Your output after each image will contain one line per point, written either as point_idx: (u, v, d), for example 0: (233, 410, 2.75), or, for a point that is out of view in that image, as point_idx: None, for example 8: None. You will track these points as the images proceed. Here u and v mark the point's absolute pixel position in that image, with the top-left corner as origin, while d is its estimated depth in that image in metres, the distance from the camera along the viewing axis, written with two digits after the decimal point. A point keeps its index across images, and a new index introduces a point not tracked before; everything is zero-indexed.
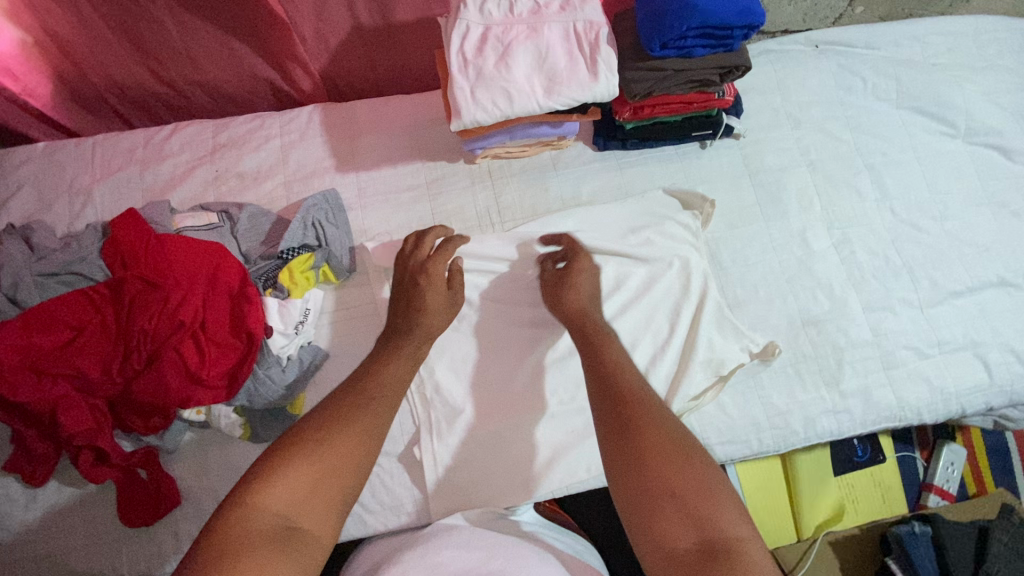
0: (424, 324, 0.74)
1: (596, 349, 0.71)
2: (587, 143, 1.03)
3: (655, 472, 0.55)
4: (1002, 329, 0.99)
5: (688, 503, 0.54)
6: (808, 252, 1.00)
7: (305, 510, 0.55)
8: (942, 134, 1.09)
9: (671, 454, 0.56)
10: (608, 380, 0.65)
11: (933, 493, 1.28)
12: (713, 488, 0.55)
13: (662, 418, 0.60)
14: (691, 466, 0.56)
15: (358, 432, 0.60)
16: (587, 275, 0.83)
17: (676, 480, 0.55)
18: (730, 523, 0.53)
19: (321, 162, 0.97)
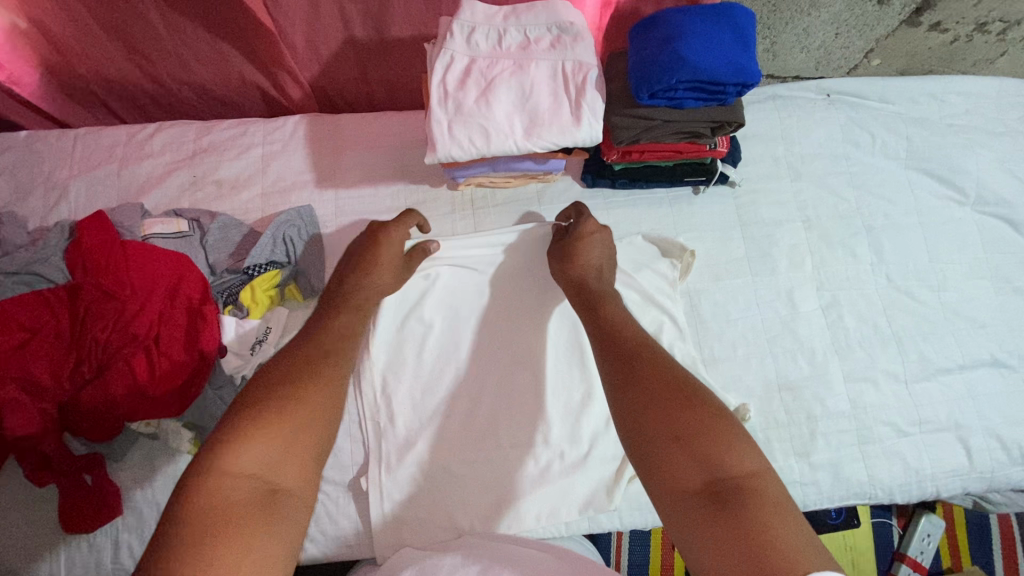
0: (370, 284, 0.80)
1: (596, 312, 0.77)
2: (576, 179, 0.99)
3: (665, 416, 0.59)
4: (989, 413, 0.95)
5: (694, 442, 0.57)
6: (794, 312, 0.96)
7: (283, 471, 0.58)
8: (949, 200, 1.05)
9: (671, 399, 0.61)
10: (611, 345, 0.71)
11: (905, 564, 1.24)
12: (714, 422, 0.58)
13: (666, 372, 0.64)
14: (697, 410, 0.59)
15: (319, 390, 0.64)
16: (598, 239, 0.85)
17: (679, 424, 0.59)
18: (739, 460, 0.56)
19: (301, 176, 0.95)
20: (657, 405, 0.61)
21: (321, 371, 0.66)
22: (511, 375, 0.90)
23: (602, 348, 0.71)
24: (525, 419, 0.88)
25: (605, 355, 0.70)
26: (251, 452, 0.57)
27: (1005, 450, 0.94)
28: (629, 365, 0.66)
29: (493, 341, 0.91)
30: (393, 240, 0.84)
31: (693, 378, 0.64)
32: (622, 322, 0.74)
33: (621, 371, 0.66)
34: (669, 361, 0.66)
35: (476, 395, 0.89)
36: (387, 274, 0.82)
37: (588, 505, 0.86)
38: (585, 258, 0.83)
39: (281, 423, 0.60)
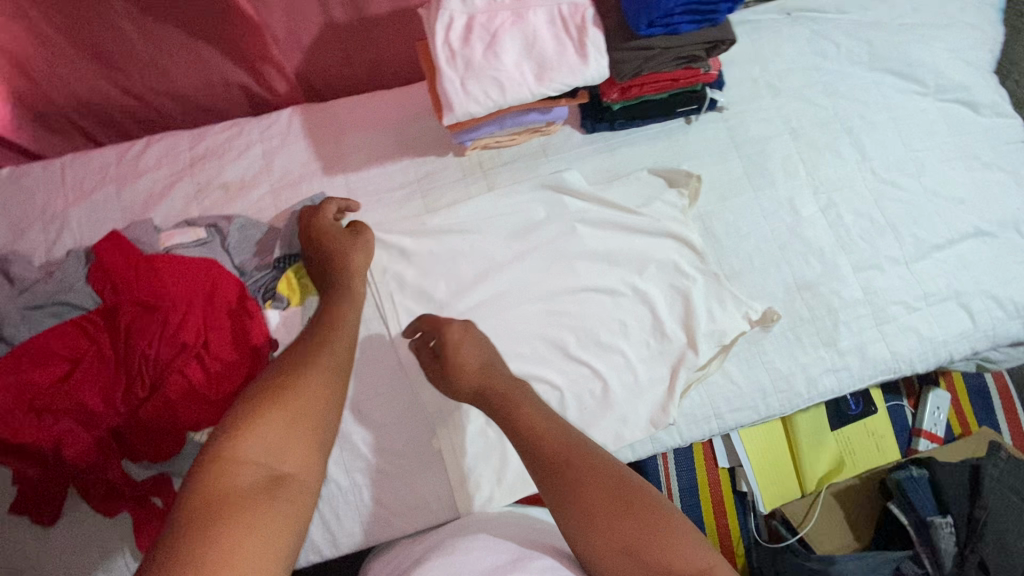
0: (340, 270, 0.79)
1: (507, 413, 0.66)
2: (575, 127, 1.02)
3: (609, 525, 0.57)
4: (982, 277, 1.04)
5: (642, 554, 0.56)
6: (798, 218, 1.03)
7: (286, 456, 0.56)
8: (913, 93, 1.13)
9: (614, 510, 0.58)
10: (530, 441, 0.63)
11: (923, 437, 1.35)
12: (659, 524, 0.57)
13: (598, 473, 0.60)
14: (638, 509, 0.58)
15: (319, 384, 0.62)
16: (464, 341, 0.70)
17: (627, 536, 0.57)
18: (683, 548, 0.56)
19: (307, 166, 0.94)
20: (597, 516, 0.58)
21: (322, 364, 0.64)
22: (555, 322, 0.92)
23: (522, 447, 0.63)
24: (574, 359, 0.91)
25: (529, 464, 0.63)
26: (252, 441, 0.56)
27: (1001, 307, 1.04)
28: (559, 476, 0.60)
29: (529, 293, 0.93)
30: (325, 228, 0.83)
31: (625, 468, 0.62)
32: (537, 417, 0.65)
33: (548, 477, 0.61)
34: (605, 459, 0.62)
35: (524, 344, 0.91)
36: (354, 256, 0.81)
37: (651, 425, 0.90)
38: (464, 373, 0.69)
39: (281, 414, 0.58)
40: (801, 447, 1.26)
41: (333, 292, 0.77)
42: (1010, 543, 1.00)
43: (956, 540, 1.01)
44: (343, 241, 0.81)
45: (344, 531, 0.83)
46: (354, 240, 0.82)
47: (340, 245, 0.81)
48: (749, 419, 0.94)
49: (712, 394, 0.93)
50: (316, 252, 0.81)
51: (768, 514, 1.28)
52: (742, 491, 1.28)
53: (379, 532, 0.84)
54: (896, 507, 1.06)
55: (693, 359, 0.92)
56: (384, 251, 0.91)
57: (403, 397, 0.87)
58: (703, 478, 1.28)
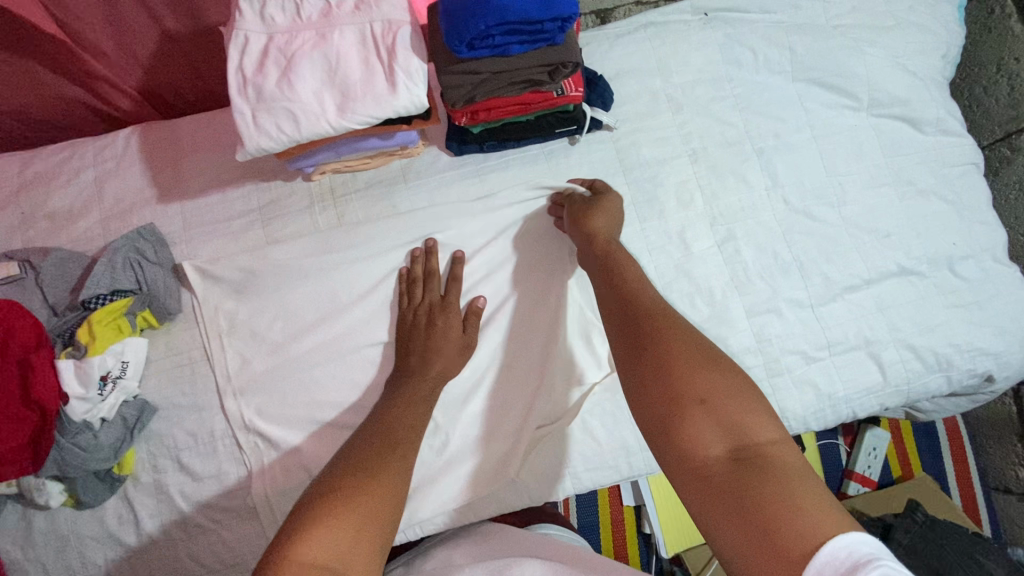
0: (433, 343, 0.79)
1: (615, 266, 0.73)
2: (442, 149, 0.91)
3: (678, 383, 0.56)
4: (899, 324, 0.92)
5: (718, 407, 0.54)
6: (687, 254, 0.92)
7: (348, 561, 0.52)
8: (843, 107, 0.99)
9: (696, 360, 0.57)
10: (628, 298, 0.67)
11: (854, 481, 1.24)
12: (736, 386, 0.55)
13: (683, 334, 0.61)
14: (711, 378, 0.56)
15: (385, 483, 0.60)
16: (614, 207, 0.84)
17: (702, 388, 0.55)
18: (755, 428, 0.52)
19: (140, 193, 0.87)
20: (678, 366, 0.57)
21: (387, 462, 0.63)
22: None
23: (619, 306, 0.67)
24: None
25: (619, 317, 0.66)
26: (314, 540, 0.52)
27: (919, 359, 0.92)
28: (645, 344, 0.60)
29: (375, 336, 0.85)
30: (436, 297, 0.83)
31: (706, 344, 0.59)
32: (640, 281, 0.70)
33: (636, 330, 0.62)
34: (689, 328, 0.62)
35: (361, 394, 0.84)
36: (451, 343, 0.80)
37: (494, 481, 0.84)
38: (595, 223, 0.80)
39: (341, 509, 0.55)
40: None
41: (452, 331, 0.81)
42: None
43: None
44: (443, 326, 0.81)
45: None
46: (455, 349, 0.80)
47: (444, 344, 0.79)
48: (608, 479, 0.87)
49: (568, 450, 0.86)
50: (426, 325, 0.81)
51: (672, 559, 1.20)
52: (646, 532, 1.20)
53: None
54: None
55: (546, 411, 0.85)
56: (214, 288, 0.84)
57: (225, 449, 0.81)
58: (605, 514, 1.22)
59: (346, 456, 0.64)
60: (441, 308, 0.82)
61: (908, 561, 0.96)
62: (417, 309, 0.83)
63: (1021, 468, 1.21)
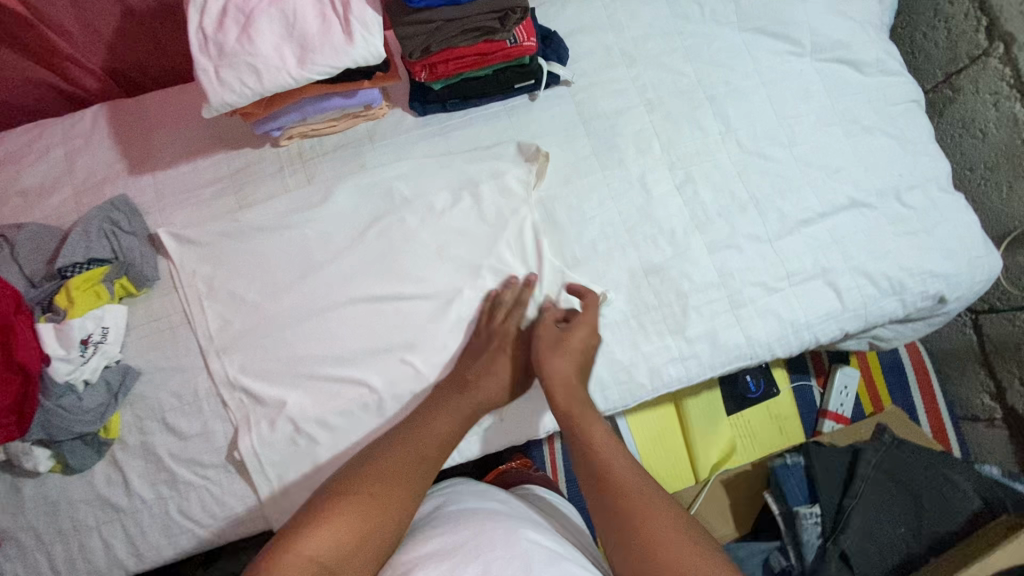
0: (494, 380, 0.82)
1: (576, 392, 0.79)
2: (406, 110, 0.95)
3: (634, 517, 0.67)
4: (853, 253, 0.97)
5: (657, 532, 0.65)
6: (649, 198, 0.96)
7: (346, 563, 0.64)
8: (789, 53, 1.04)
9: (648, 499, 0.69)
10: (592, 439, 0.75)
11: (829, 419, 1.28)
12: (677, 516, 0.67)
13: (638, 476, 0.71)
14: (670, 535, 0.65)
15: (400, 492, 0.71)
16: (585, 338, 0.82)
17: (650, 515, 0.67)
18: (688, 551, 0.63)
19: (111, 167, 0.89)
20: (629, 504, 0.68)
21: (405, 475, 0.73)
22: (378, 321, 0.87)
23: (580, 444, 0.76)
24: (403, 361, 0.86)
25: (581, 455, 0.75)
26: (318, 536, 0.64)
27: (874, 284, 0.96)
28: (608, 484, 0.71)
29: (350, 291, 0.87)
30: (509, 330, 0.84)
31: (666, 503, 0.69)
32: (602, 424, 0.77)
33: (598, 470, 0.72)
34: (643, 475, 0.72)
35: (339, 347, 0.86)
36: (507, 377, 0.83)
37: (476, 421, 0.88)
38: (558, 373, 0.79)
39: (353, 510, 0.67)
40: (693, 433, 1.22)
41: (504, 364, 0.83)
42: (880, 534, 0.95)
43: (822, 531, 0.95)
44: (502, 357, 0.83)
45: (150, 544, 0.81)
46: (510, 383, 0.84)
47: (500, 378, 0.83)
48: None
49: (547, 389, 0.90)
50: (490, 355, 0.84)
51: None
52: None
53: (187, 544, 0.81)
54: (769, 493, 1.03)
55: None
56: (190, 253, 0.86)
57: (210, 407, 0.83)
58: None
59: (374, 458, 0.74)
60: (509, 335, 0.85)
61: (878, 477, 0.99)
62: (485, 334, 0.86)
63: (986, 395, 1.26)
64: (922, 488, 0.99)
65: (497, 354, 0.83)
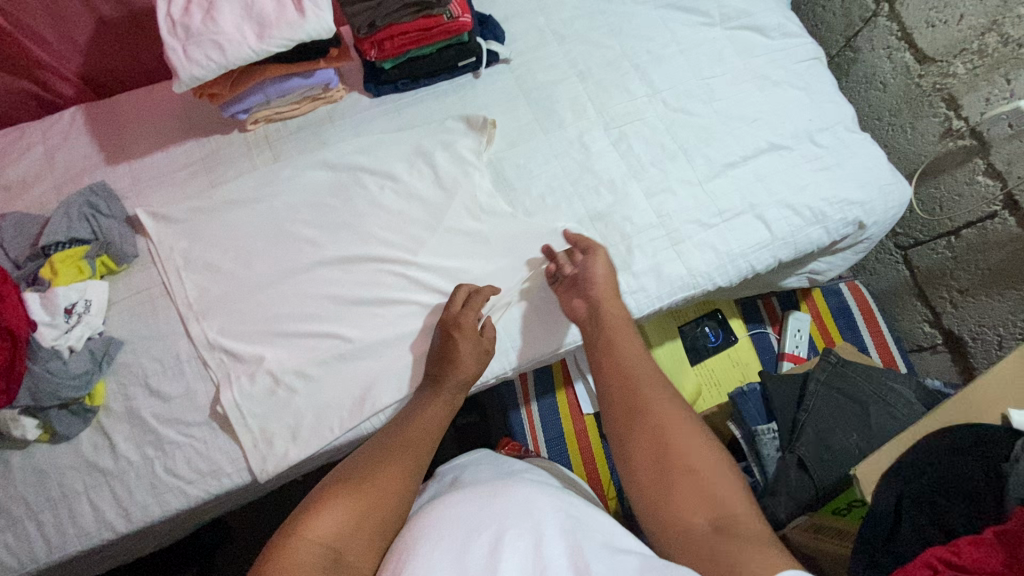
0: (455, 351, 0.85)
1: (610, 339, 0.81)
2: (362, 93, 1.06)
3: (675, 458, 0.66)
4: (777, 189, 1.07)
5: (702, 476, 0.64)
6: (587, 153, 1.05)
7: (349, 547, 0.61)
8: (700, 25, 1.18)
9: (689, 436, 0.67)
10: (626, 374, 0.76)
11: (786, 360, 1.36)
12: (718, 458, 0.66)
13: (676, 412, 0.70)
14: (716, 479, 0.64)
15: (401, 466, 0.69)
16: (605, 265, 0.91)
17: (692, 458, 0.66)
18: (729, 497, 0.62)
19: (89, 159, 0.97)
20: (672, 443, 0.67)
21: (401, 453, 0.71)
22: (346, 278, 0.94)
23: (613, 378, 0.76)
24: (373, 313, 0.93)
25: (615, 388, 0.75)
26: (319, 522, 0.62)
27: (798, 214, 1.06)
28: (647, 424, 0.69)
29: (318, 254, 0.94)
30: (469, 325, 0.87)
31: (686, 409, 0.71)
32: (634, 358, 0.78)
33: (633, 405, 0.72)
34: (684, 408, 0.71)
35: (312, 304, 0.92)
36: (467, 349, 0.86)
37: None
38: (601, 281, 0.88)
39: (350, 495, 0.65)
40: None
41: (462, 341, 0.86)
42: (832, 442, 1.01)
43: (778, 445, 1.04)
44: (462, 345, 0.85)
45: (137, 504, 0.83)
46: (476, 353, 0.86)
47: (460, 344, 0.85)
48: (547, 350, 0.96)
49: (508, 331, 0.96)
50: (446, 335, 0.86)
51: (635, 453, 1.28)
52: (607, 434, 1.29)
53: (174, 502, 0.83)
54: (732, 423, 1.12)
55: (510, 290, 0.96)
56: (168, 230, 0.93)
57: (191, 369, 0.88)
58: (568, 426, 1.30)
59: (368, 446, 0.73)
60: (460, 312, 0.89)
61: (827, 393, 1.06)
62: (441, 323, 0.89)
63: (925, 324, 1.35)
64: (867, 399, 1.06)
65: (453, 333, 0.86)
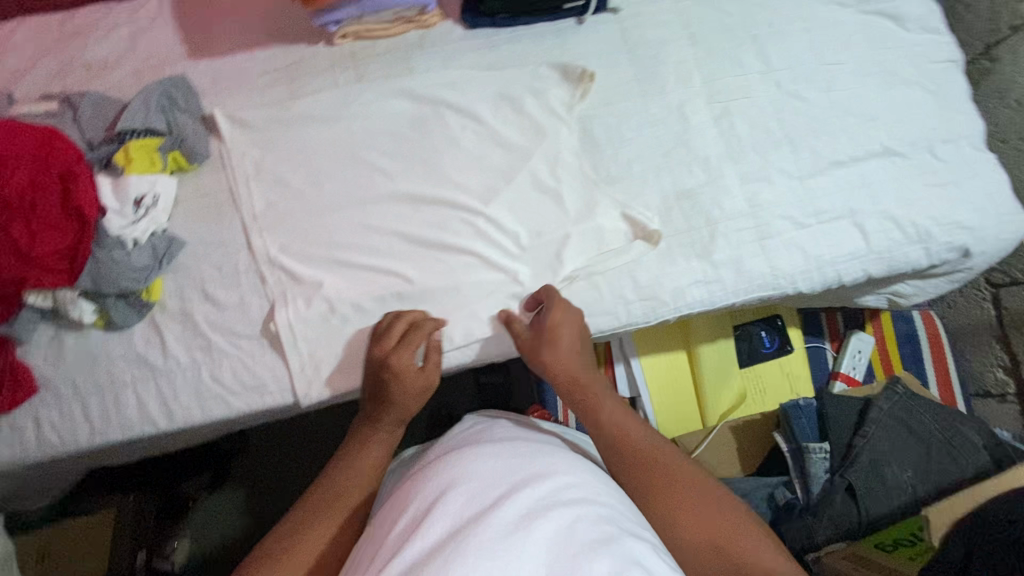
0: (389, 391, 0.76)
1: (592, 412, 0.76)
2: (457, 22, 0.99)
3: (699, 537, 0.64)
4: (883, 198, 0.98)
5: (729, 550, 0.63)
6: (686, 125, 0.98)
7: None
8: (831, 4, 1.07)
9: (708, 505, 0.66)
10: (628, 449, 0.71)
11: (840, 380, 1.29)
12: (738, 522, 0.65)
13: (691, 480, 0.68)
14: (745, 547, 0.63)
15: (316, 539, 0.64)
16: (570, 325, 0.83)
17: (718, 531, 0.64)
18: (761, 560, 0.62)
19: (172, 50, 0.93)
20: (693, 519, 0.65)
21: (326, 518, 0.66)
22: (413, 216, 0.90)
23: (616, 456, 0.71)
24: (436, 257, 0.89)
25: (620, 466, 0.71)
26: None
27: (901, 230, 0.97)
28: (665, 506, 0.66)
29: (389, 187, 0.90)
30: (403, 364, 0.78)
31: (698, 473, 0.69)
32: (628, 423, 0.74)
33: (646, 482, 0.68)
34: (694, 472, 0.69)
35: (377, 237, 0.89)
36: (398, 386, 0.77)
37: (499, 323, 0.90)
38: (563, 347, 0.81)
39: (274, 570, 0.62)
40: (705, 380, 1.23)
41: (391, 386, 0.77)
42: (887, 473, 0.96)
43: (830, 465, 0.99)
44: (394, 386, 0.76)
45: (180, 405, 0.83)
46: (414, 389, 0.78)
47: (398, 387, 0.77)
48: (608, 326, 0.91)
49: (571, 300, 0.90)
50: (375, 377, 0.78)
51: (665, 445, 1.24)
52: None
53: (215, 410, 0.83)
54: (779, 434, 1.06)
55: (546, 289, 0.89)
56: (242, 135, 0.90)
57: (248, 281, 0.86)
58: None
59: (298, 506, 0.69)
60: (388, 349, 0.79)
61: (890, 421, 1.00)
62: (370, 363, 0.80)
63: (999, 369, 1.27)
64: (932, 439, 1.00)
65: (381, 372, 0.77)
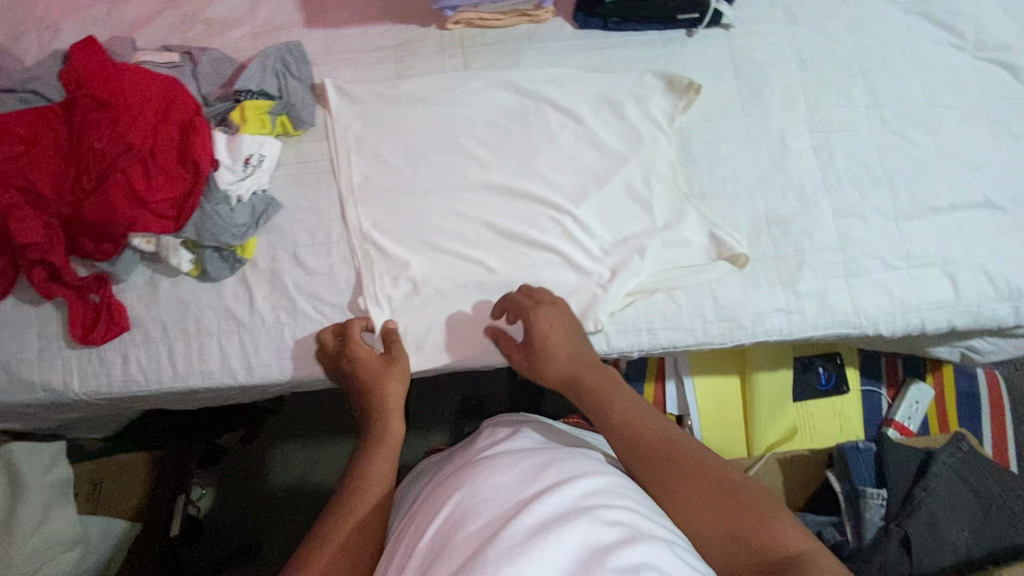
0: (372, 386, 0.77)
1: (603, 407, 0.70)
2: (567, 21, 0.99)
3: (712, 525, 0.60)
4: (978, 250, 0.95)
5: (745, 536, 0.59)
6: (785, 151, 0.96)
7: None
8: (948, 45, 1.04)
9: (721, 489, 0.62)
10: (632, 440, 0.66)
11: (893, 429, 1.26)
12: (753, 504, 0.61)
13: (703, 465, 0.64)
14: (764, 534, 0.59)
15: (347, 532, 0.62)
16: (560, 321, 0.78)
17: (733, 517, 0.60)
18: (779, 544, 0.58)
19: (289, 17, 0.95)
20: (706, 505, 0.61)
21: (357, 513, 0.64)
22: (503, 208, 0.90)
23: (625, 450, 0.66)
24: (521, 251, 0.89)
25: (628, 457, 0.66)
26: None
27: (993, 286, 0.95)
28: (675, 495, 0.62)
29: (482, 176, 0.91)
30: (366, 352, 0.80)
31: (711, 457, 0.65)
32: (637, 416, 0.68)
33: (655, 474, 0.64)
34: (705, 455, 0.65)
35: (466, 224, 0.89)
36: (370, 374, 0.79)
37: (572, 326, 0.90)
38: (552, 350, 0.76)
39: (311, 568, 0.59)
40: (756, 409, 1.21)
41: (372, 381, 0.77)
42: (943, 528, 0.94)
43: (885, 513, 0.97)
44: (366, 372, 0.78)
45: (260, 361, 0.85)
46: (391, 369, 0.79)
47: (365, 372, 0.79)
48: (682, 342, 0.90)
49: (650, 312, 0.90)
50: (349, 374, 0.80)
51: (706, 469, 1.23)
52: None
53: (293, 371, 0.85)
54: (830, 471, 1.05)
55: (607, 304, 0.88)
56: (348, 108, 0.92)
57: (338, 250, 0.88)
58: None
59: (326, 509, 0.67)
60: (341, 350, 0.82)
61: (952, 477, 0.98)
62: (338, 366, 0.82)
63: None
64: (993, 499, 0.97)
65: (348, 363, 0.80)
